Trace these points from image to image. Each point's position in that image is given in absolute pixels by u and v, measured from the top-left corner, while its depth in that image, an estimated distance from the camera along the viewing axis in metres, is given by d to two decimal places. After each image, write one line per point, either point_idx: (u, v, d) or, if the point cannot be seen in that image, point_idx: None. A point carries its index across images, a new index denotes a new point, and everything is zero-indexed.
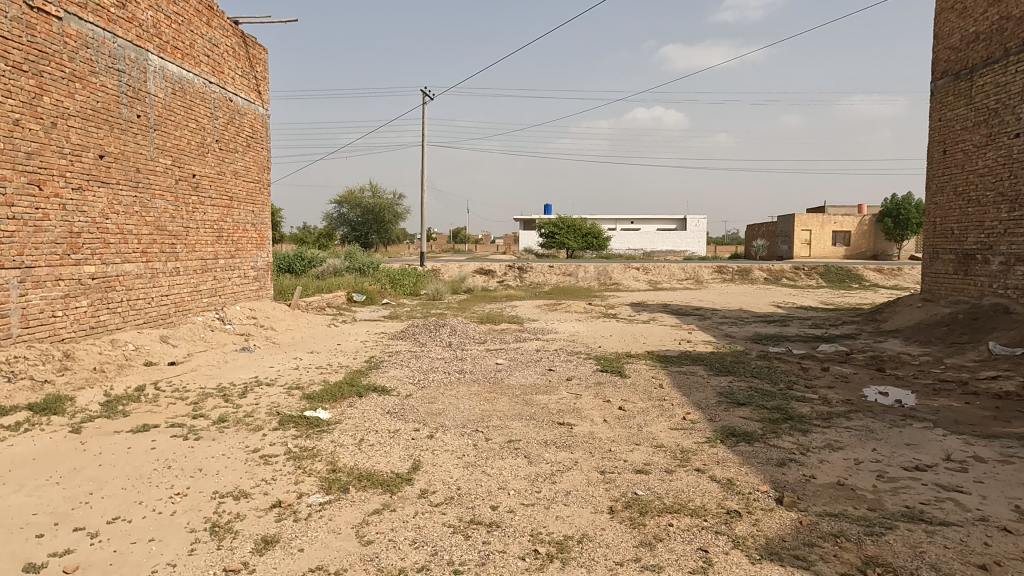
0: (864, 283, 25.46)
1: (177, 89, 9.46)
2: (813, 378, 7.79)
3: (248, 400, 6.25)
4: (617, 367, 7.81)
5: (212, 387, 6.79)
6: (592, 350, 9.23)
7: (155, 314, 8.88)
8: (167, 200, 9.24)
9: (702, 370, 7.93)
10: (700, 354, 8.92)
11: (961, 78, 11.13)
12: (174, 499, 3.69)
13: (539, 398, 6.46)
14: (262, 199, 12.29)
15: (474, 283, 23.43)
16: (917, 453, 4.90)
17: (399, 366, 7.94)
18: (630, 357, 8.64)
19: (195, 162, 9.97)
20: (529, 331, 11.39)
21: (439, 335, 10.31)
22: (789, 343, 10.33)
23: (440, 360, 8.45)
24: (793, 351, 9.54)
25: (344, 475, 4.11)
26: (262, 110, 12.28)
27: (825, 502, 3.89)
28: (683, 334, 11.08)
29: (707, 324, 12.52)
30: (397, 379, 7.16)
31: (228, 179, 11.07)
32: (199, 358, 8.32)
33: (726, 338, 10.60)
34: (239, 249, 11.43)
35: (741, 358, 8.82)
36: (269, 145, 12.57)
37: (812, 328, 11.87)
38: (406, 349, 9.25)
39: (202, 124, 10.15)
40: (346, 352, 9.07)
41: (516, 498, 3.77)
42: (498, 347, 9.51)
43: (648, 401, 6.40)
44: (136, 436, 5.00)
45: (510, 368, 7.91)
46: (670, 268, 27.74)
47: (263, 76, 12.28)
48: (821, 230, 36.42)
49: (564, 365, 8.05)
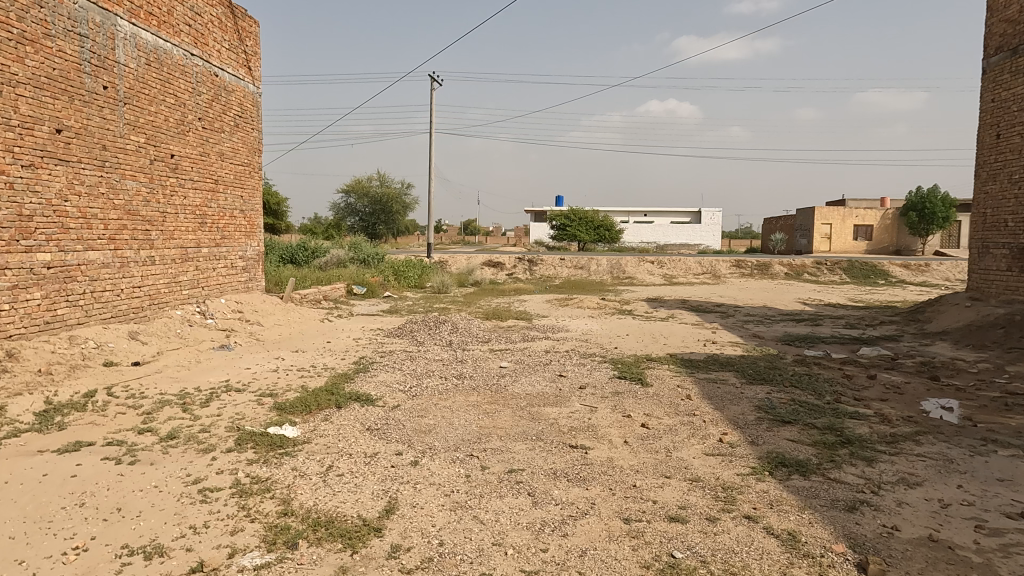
0: (891, 279, 24.30)
1: (152, 60, 8.58)
2: (861, 388, 6.81)
3: (209, 411, 5.37)
4: (637, 373, 6.87)
5: (174, 393, 5.94)
6: (607, 352, 8.31)
7: (126, 308, 8.05)
8: (140, 182, 8.38)
9: (734, 377, 6.98)
10: (729, 358, 7.94)
11: (1018, 54, 10.03)
12: (67, 559, 2.82)
13: (546, 411, 5.54)
14: (252, 183, 11.43)
15: (482, 275, 22.54)
16: (1016, 493, 3.94)
17: (390, 370, 7.05)
18: (651, 360, 7.70)
19: (174, 141, 9.11)
20: (538, 328, 10.48)
21: (439, 333, 9.43)
22: (825, 345, 9.34)
23: (437, 362, 7.58)
24: (832, 355, 8.55)
25: (297, 522, 3.22)
26: (252, 87, 11.39)
27: (921, 570, 2.95)
28: (707, 335, 10.09)
29: (730, 323, 11.55)
30: (385, 386, 6.28)
31: (213, 161, 10.20)
32: (170, 357, 7.45)
33: (755, 340, 9.63)
34: (225, 237, 10.57)
35: (776, 362, 7.86)
36: (260, 125, 11.71)
37: (847, 329, 10.86)
38: (402, 349, 8.36)
39: (182, 99, 9.28)
40: (335, 351, 8.20)
41: (515, 561, 2.87)
42: (504, 347, 8.60)
43: (675, 416, 5.46)
44: (60, 459, 4.14)
45: (515, 373, 6.98)
46: (686, 262, 26.71)
47: (254, 51, 11.40)
48: (842, 223, 35.26)
49: (576, 370, 7.12)
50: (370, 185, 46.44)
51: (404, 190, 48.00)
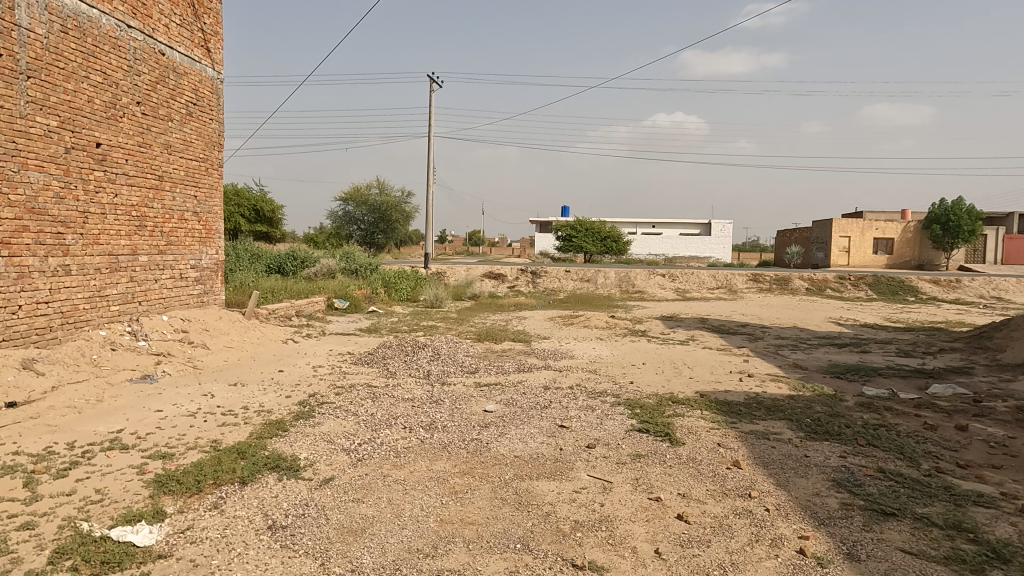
0: (922, 296, 22.55)
1: (71, 28, 7.08)
2: (961, 449, 5.13)
3: (58, 488, 3.75)
4: (663, 425, 5.22)
5: (34, 453, 4.33)
6: (620, 388, 6.69)
7: (25, 330, 6.49)
8: (50, 174, 6.86)
9: (789, 431, 5.33)
10: (775, 400, 6.29)
11: None
12: None
13: (539, 491, 3.91)
14: (208, 181, 9.91)
15: (481, 288, 20.96)
16: None
17: (341, 416, 5.43)
18: (677, 404, 6.06)
19: (102, 128, 7.59)
20: (538, 354, 8.88)
21: (417, 360, 7.84)
22: (885, 380, 7.67)
23: (406, 403, 5.98)
24: (900, 395, 6.87)
25: None
26: (210, 71, 9.89)
27: None
28: (739, 364, 8.43)
29: (762, 350, 9.90)
30: (327, 444, 4.67)
31: (157, 154, 8.67)
32: (67, 392, 5.84)
33: (798, 372, 7.98)
34: (171, 244, 9.01)
35: (836, 406, 6.20)
36: (220, 115, 10.19)
37: (902, 359, 9.17)
38: (366, 383, 6.73)
39: (113, 77, 7.75)
40: (282, 385, 6.60)
41: None
42: (494, 382, 6.96)
43: (725, 500, 3.82)
44: None
45: (503, 422, 5.34)
46: (699, 275, 25.04)
47: (213, 30, 9.92)
48: (861, 236, 33.61)
49: (582, 418, 5.49)
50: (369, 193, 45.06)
51: (404, 199, 46.56)
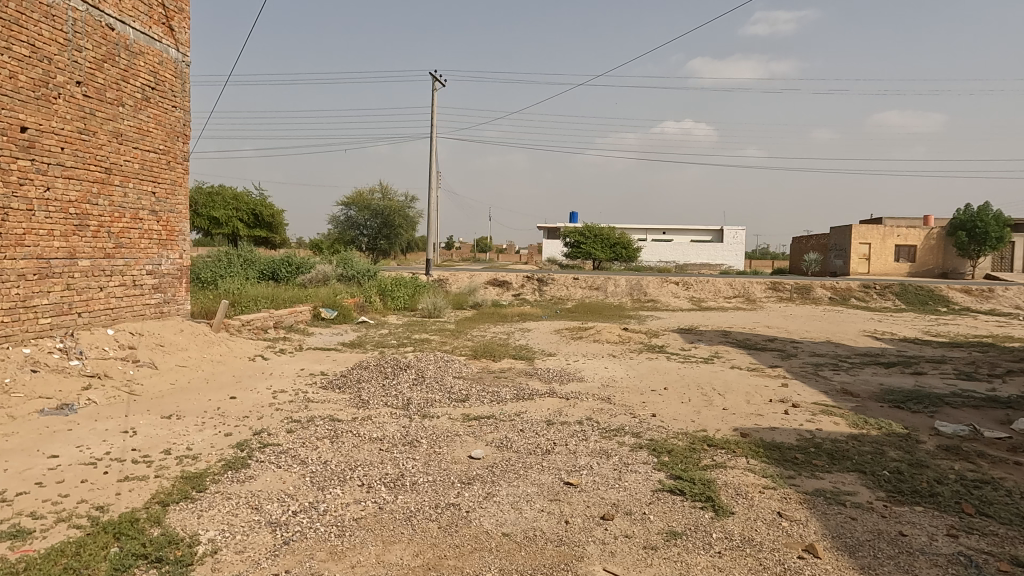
0: (954, 307, 21.09)
1: None
2: None
3: None
4: (702, 485, 3.95)
5: None
6: (641, 424, 5.43)
7: None
8: None
9: (868, 492, 4.05)
10: (836, 442, 5.03)
11: None
12: None
13: None
14: (170, 175, 8.76)
15: (485, 296, 19.79)
16: None
17: (283, 467, 4.21)
18: (716, 449, 4.79)
19: (29, 109, 6.46)
20: (542, 374, 7.64)
21: (397, 385, 6.63)
22: (959, 412, 6.35)
23: (372, 445, 4.76)
24: (987, 433, 5.55)
25: None
26: (173, 52, 8.77)
27: None
28: (778, 390, 7.16)
29: (800, 370, 8.61)
30: (248, 514, 3.43)
31: (104, 143, 7.53)
32: None
33: (852, 401, 6.69)
34: (120, 246, 7.85)
35: (915, 450, 4.91)
36: (184, 102, 9.05)
37: (965, 383, 7.85)
38: (329, 416, 5.52)
39: (44, 49, 6.63)
40: (227, 418, 5.40)
41: None
42: (485, 414, 5.73)
43: None
44: None
45: (491, 477, 4.11)
46: (715, 283, 23.70)
47: (176, 6, 8.80)
48: (882, 244, 32.00)
49: (596, 470, 4.24)
50: (373, 198, 44.14)
51: (407, 203, 45.48)
